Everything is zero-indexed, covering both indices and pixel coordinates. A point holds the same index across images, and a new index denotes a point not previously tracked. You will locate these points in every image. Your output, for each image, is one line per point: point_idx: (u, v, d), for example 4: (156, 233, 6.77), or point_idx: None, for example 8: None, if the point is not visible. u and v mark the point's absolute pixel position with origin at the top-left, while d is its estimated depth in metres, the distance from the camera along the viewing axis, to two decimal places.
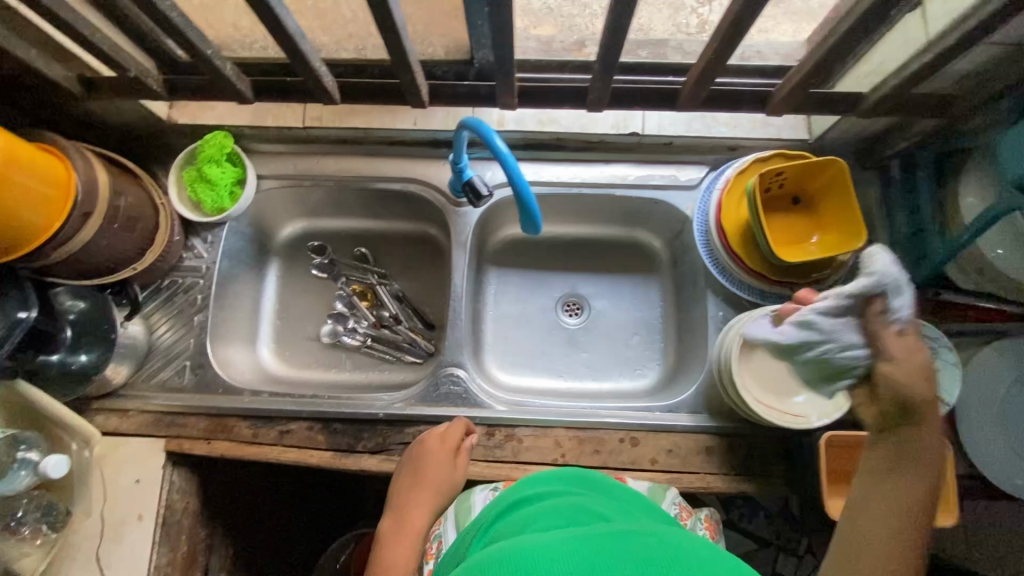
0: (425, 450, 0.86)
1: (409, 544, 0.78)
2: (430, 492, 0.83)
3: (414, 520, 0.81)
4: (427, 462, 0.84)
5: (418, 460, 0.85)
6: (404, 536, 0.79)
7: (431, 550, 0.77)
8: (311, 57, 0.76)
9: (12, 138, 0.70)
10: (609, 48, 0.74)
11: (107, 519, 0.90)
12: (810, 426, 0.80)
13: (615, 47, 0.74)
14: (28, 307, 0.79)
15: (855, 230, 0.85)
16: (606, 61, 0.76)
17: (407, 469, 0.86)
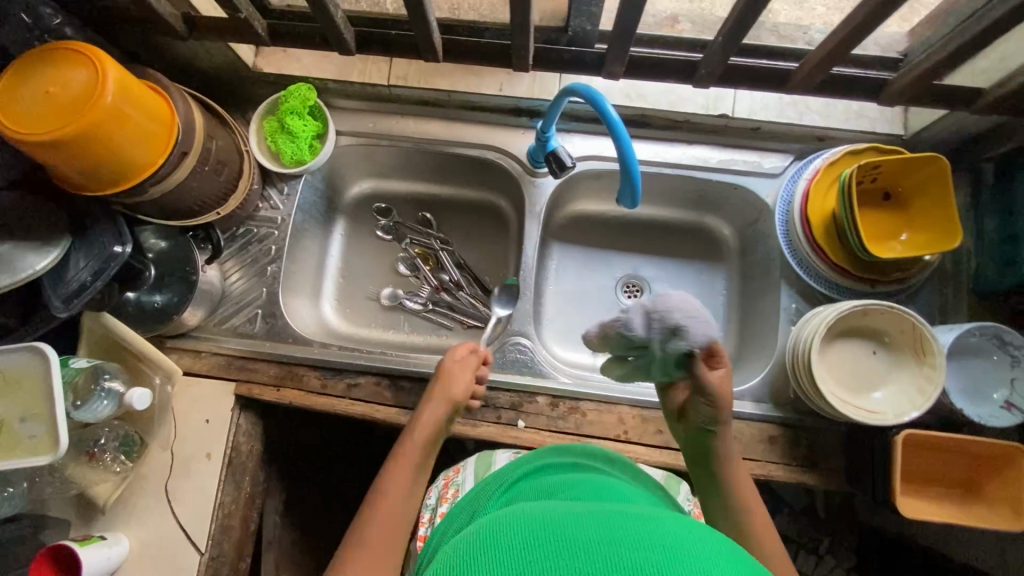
0: (447, 371, 0.85)
1: (416, 446, 0.77)
2: (443, 400, 0.82)
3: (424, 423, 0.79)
4: (458, 381, 0.84)
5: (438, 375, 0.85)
6: (411, 440, 0.78)
7: (447, 494, 0.85)
8: (428, 11, 0.74)
9: (124, 70, 0.70)
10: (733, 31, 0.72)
11: (176, 455, 0.92)
12: (886, 423, 0.80)
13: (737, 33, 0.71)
14: (122, 240, 0.80)
15: (951, 231, 0.83)
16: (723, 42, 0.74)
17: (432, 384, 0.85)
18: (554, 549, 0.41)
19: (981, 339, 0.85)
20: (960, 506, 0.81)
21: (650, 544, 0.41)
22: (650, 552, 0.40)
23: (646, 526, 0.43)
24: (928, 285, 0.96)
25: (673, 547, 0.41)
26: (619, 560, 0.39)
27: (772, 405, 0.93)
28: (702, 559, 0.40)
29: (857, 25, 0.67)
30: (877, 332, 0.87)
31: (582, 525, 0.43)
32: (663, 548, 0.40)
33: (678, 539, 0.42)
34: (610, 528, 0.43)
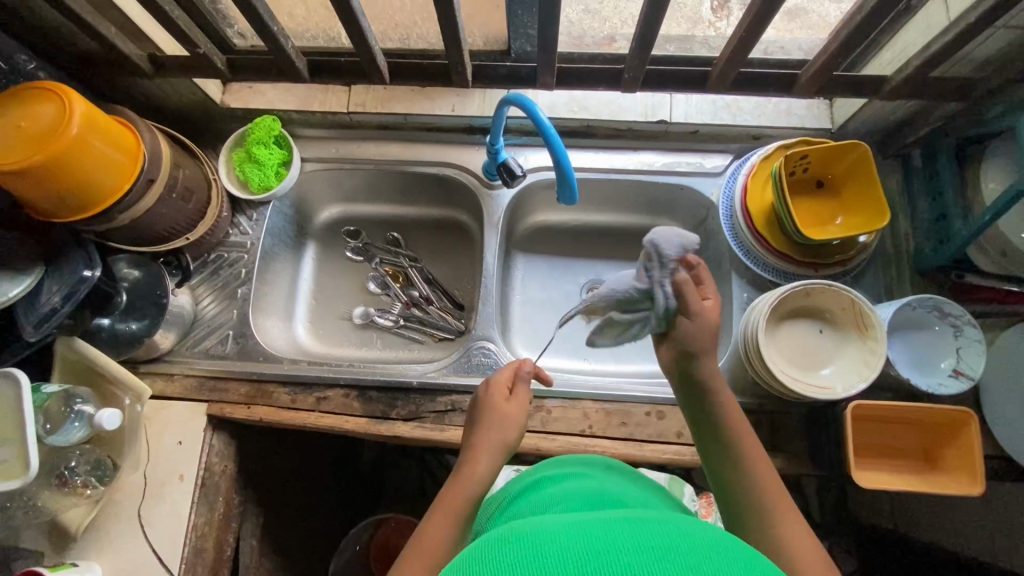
0: (494, 399, 0.74)
1: (465, 492, 0.65)
2: (491, 439, 0.70)
3: (474, 466, 0.68)
4: (511, 415, 0.73)
5: (488, 408, 0.73)
6: (460, 488, 0.66)
7: None
8: (370, 38, 0.81)
9: (92, 106, 0.75)
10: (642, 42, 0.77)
11: (148, 479, 0.93)
12: (837, 397, 0.82)
13: (647, 43, 0.77)
14: (92, 265, 0.84)
15: (879, 210, 0.88)
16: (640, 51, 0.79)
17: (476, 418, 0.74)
18: (561, 557, 0.41)
19: (922, 312, 0.88)
20: (917, 474, 0.81)
21: (649, 545, 0.43)
22: (653, 554, 0.41)
23: (646, 528, 0.45)
24: (871, 268, 1.00)
25: (674, 546, 0.42)
26: (622, 564, 0.40)
27: (734, 392, 0.95)
28: (701, 556, 0.42)
29: (750, 27, 0.72)
30: (820, 312, 0.90)
31: (580, 532, 0.44)
32: (664, 550, 0.42)
33: (675, 537, 0.44)
34: (610, 533, 0.44)
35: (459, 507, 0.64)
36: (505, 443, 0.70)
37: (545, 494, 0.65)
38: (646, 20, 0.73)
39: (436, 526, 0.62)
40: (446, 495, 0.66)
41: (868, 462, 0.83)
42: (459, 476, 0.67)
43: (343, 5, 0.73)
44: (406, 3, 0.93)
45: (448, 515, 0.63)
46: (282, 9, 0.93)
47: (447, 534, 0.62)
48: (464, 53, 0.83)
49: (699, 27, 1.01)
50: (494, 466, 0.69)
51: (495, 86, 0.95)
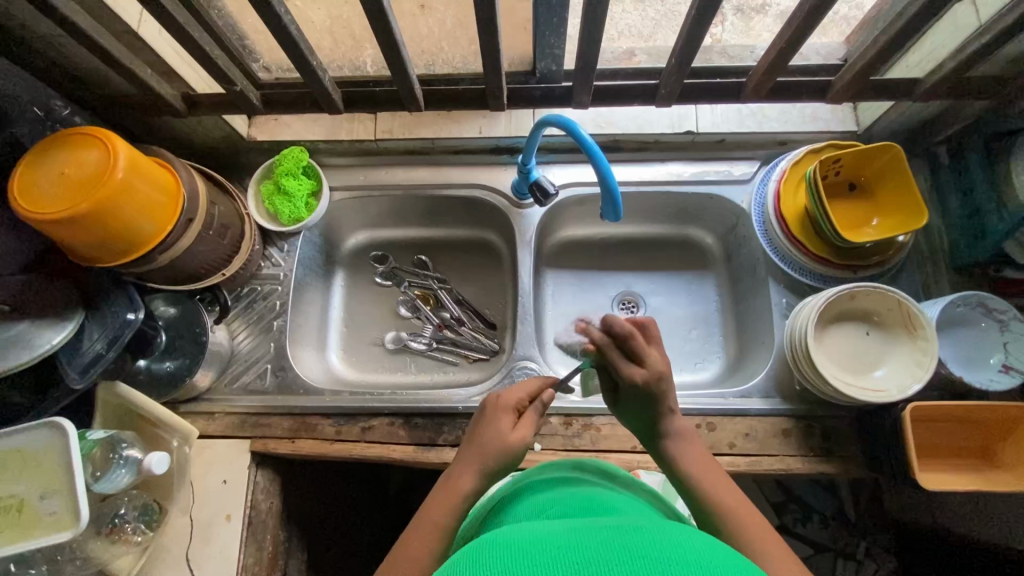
0: (492, 413, 0.71)
1: (448, 505, 0.64)
2: (478, 452, 0.67)
3: (461, 479, 0.66)
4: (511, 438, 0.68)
5: (484, 421, 0.70)
6: (443, 498, 0.64)
7: None
8: (409, 67, 0.81)
9: (134, 149, 0.75)
10: (682, 57, 0.78)
11: (197, 520, 0.92)
12: (892, 400, 0.82)
13: (688, 58, 0.77)
14: (136, 308, 0.84)
15: (916, 210, 0.89)
16: (678, 67, 0.80)
17: (471, 433, 0.70)
18: (529, 561, 0.42)
19: (967, 309, 0.88)
20: (979, 472, 0.81)
21: (619, 550, 0.42)
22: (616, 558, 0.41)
23: (621, 534, 0.45)
24: (907, 267, 1.01)
25: (645, 553, 0.42)
26: (587, 568, 0.40)
27: (781, 399, 0.95)
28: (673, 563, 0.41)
29: (789, 40, 0.73)
30: (866, 314, 0.90)
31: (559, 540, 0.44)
32: (633, 557, 0.41)
33: (650, 544, 0.43)
34: (586, 538, 0.44)
35: (438, 521, 0.63)
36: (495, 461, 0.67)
37: (538, 499, 0.64)
38: (688, 35, 0.74)
39: (419, 537, 0.61)
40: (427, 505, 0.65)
41: (930, 464, 0.82)
42: (443, 485, 0.66)
43: (387, 36, 0.74)
44: (434, 29, 0.93)
45: (429, 531, 0.62)
46: (310, 41, 0.93)
47: (431, 552, 0.60)
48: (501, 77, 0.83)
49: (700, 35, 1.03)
50: (481, 482, 0.66)
51: (528, 106, 0.96)
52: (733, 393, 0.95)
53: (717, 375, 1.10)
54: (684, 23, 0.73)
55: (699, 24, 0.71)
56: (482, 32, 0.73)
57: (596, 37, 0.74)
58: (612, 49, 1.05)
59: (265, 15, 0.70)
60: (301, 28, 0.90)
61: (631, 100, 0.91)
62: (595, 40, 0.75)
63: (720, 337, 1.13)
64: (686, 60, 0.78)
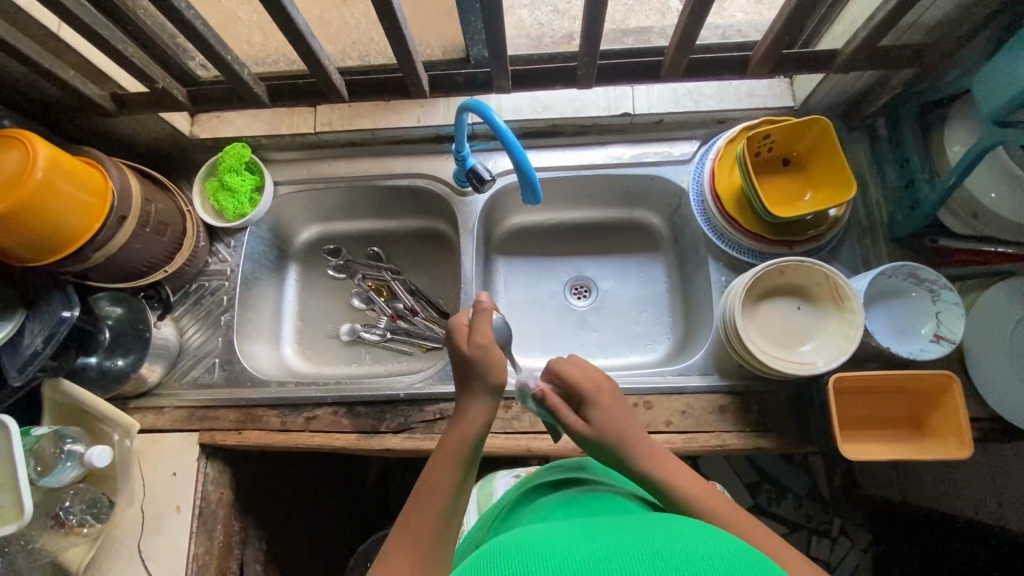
0: (471, 328, 0.69)
1: (464, 438, 0.65)
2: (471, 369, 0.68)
3: (473, 409, 0.67)
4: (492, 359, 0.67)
5: (462, 338, 0.69)
6: (458, 433, 0.66)
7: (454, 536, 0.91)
8: (324, 58, 0.82)
9: (57, 150, 0.77)
10: (590, 36, 0.77)
11: (146, 511, 0.94)
12: (817, 371, 0.82)
13: (595, 36, 0.77)
14: (71, 306, 0.85)
15: (846, 182, 0.89)
16: (589, 49, 0.80)
17: (461, 390, 0.69)
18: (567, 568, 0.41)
19: (899, 280, 0.88)
20: (906, 442, 0.82)
21: (661, 556, 0.43)
22: (639, 557, 0.43)
23: (635, 536, 0.46)
24: (846, 240, 1.01)
25: (661, 551, 0.43)
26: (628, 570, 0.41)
27: (719, 375, 0.95)
28: (693, 562, 0.42)
29: (692, 14, 0.73)
30: (796, 288, 0.91)
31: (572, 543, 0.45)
32: (651, 557, 0.43)
33: (663, 543, 0.45)
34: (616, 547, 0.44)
35: (448, 478, 0.63)
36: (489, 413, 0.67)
37: (534, 506, 0.66)
38: (589, 16, 0.74)
39: (434, 481, 0.63)
40: (433, 469, 0.64)
41: (859, 436, 0.83)
42: (447, 444, 0.66)
43: (292, 30, 0.74)
44: (359, 20, 0.93)
45: (447, 467, 0.63)
46: (239, 37, 0.94)
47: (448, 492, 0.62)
48: (417, 63, 0.84)
49: (667, 17, 1.02)
50: (489, 400, 0.68)
51: (454, 93, 0.96)
52: (673, 372, 0.96)
53: (666, 356, 1.11)
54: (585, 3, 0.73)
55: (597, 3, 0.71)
56: (384, 19, 0.73)
57: (499, 18, 0.74)
58: (549, 33, 1.05)
59: (167, 11, 0.71)
60: (224, 24, 0.91)
61: (556, 84, 0.91)
62: (498, 23, 0.75)
63: (668, 318, 1.14)
64: (595, 40, 0.78)
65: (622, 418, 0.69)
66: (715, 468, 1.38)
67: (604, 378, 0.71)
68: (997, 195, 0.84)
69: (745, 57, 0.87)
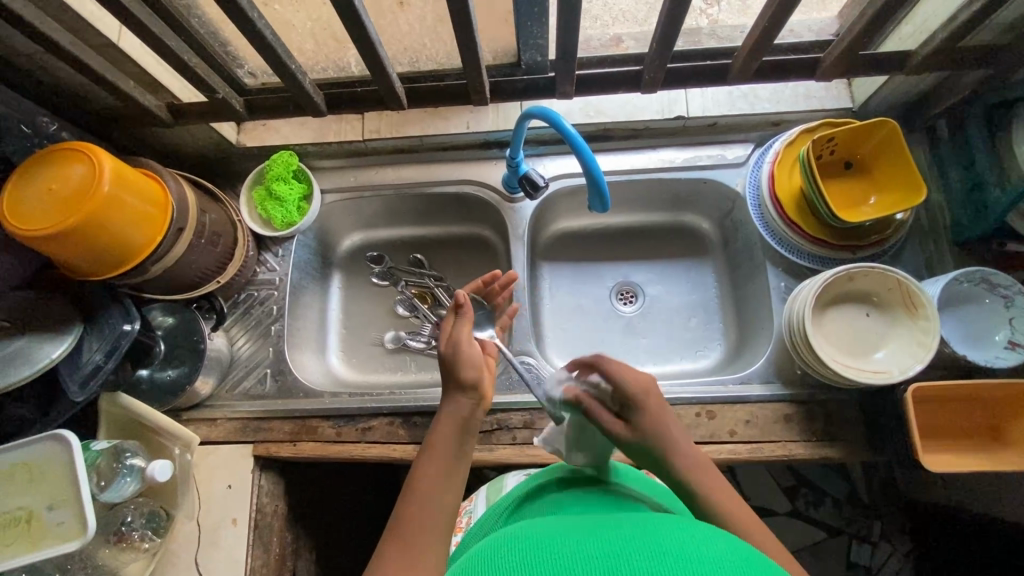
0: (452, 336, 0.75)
1: (454, 430, 0.69)
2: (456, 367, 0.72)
3: (459, 403, 0.71)
4: (467, 353, 0.72)
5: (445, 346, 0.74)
6: (447, 425, 0.69)
7: (462, 524, 0.89)
8: (389, 68, 0.81)
9: (119, 161, 0.76)
10: (663, 40, 0.76)
11: (203, 525, 0.93)
12: (893, 380, 0.80)
13: (669, 39, 0.75)
14: (131, 319, 0.85)
15: (914, 185, 0.87)
16: (661, 53, 0.78)
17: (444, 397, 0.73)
18: (573, 564, 0.41)
19: (969, 286, 0.86)
20: (984, 451, 0.80)
21: (668, 552, 0.41)
22: (647, 556, 0.41)
23: (646, 533, 0.44)
24: (908, 244, 0.98)
25: (677, 552, 0.41)
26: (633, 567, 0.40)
27: (781, 384, 0.93)
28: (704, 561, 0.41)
29: (772, 16, 0.71)
30: (866, 295, 0.89)
31: (578, 541, 0.44)
32: (659, 556, 0.41)
33: (680, 543, 0.42)
34: (621, 543, 0.43)
35: (436, 477, 0.64)
36: (470, 415, 0.71)
37: (547, 500, 0.64)
38: (667, 19, 0.72)
39: (429, 469, 0.65)
40: (419, 468, 0.66)
41: (940, 446, 0.80)
42: (433, 447, 0.67)
43: (363, 37, 0.73)
44: (414, 26, 0.92)
45: (443, 457, 0.66)
46: (293, 45, 0.93)
47: (442, 474, 0.64)
48: (481, 70, 0.82)
49: (693, 17, 1.00)
50: (472, 400, 0.71)
51: (511, 99, 0.95)
52: (734, 380, 0.94)
53: (718, 363, 1.09)
54: (663, 6, 0.71)
55: (679, 5, 0.69)
56: (457, 26, 0.72)
57: (574, 23, 0.73)
58: (599, 35, 1.03)
59: (240, 21, 0.70)
60: (280, 31, 0.90)
61: (617, 88, 0.90)
62: (572, 29, 0.74)
63: (719, 324, 1.12)
64: (667, 44, 0.76)
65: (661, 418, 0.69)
66: (758, 474, 1.36)
67: (651, 382, 0.70)
68: None
69: (814, 58, 0.85)
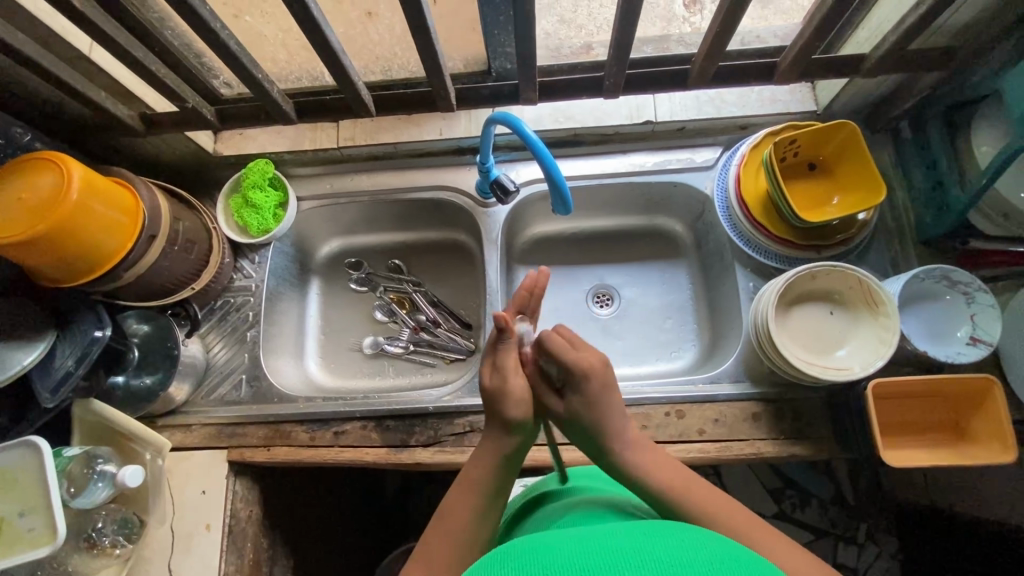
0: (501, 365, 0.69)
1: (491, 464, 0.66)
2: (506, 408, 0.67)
3: (504, 440, 0.67)
4: (514, 389, 0.68)
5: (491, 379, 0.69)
6: (483, 457, 0.67)
7: None
8: (354, 76, 0.83)
9: (90, 171, 0.77)
10: (620, 45, 0.77)
11: (177, 530, 0.93)
12: (855, 377, 0.81)
13: (626, 45, 0.77)
14: (102, 325, 0.85)
15: (875, 185, 0.88)
16: (619, 58, 0.80)
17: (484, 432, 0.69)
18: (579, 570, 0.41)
19: (931, 283, 0.88)
20: (947, 448, 0.80)
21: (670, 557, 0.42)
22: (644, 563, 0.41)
23: (644, 538, 0.44)
24: (874, 244, 1.00)
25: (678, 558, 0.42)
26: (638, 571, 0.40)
27: (751, 382, 0.94)
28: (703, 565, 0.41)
29: (723, 22, 0.73)
30: (828, 294, 0.90)
31: (580, 547, 0.44)
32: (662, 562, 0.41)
33: (678, 548, 0.43)
34: (624, 549, 0.43)
35: (464, 510, 0.63)
36: (512, 452, 0.67)
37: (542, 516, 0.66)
38: (621, 26, 0.74)
39: (456, 503, 0.64)
40: (451, 497, 0.65)
41: (898, 441, 0.81)
42: (466, 478, 0.66)
43: (325, 47, 0.75)
44: (385, 36, 0.94)
45: (474, 485, 0.65)
46: (265, 55, 0.94)
47: (470, 508, 0.63)
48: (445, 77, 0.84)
49: (674, 24, 1.03)
50: (518, 437, 0.67)
51: (478, 106, 0.97)
52: (704, 379, 0.95)
53: (692, 363, 1.10)
54: (617, 12, 0.73)
55: (631, 11, 0.71)
56: (416, 35, 0.74)
57: (530, 30, 0.74)
58: (569, 43, 1.04)
59: (203, 32, 0.72)
60: (252, 42, 0.92)
61: (582, 93, 0.92)
62: (529, 37, 0.76)
63: (693, 325, 1.13)
64: (624, 49, 0.78)
65: (590, 392, 0.68)
66: (741, 476, 1.36)
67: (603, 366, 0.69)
68: None
69: (772, 62, 0.87)
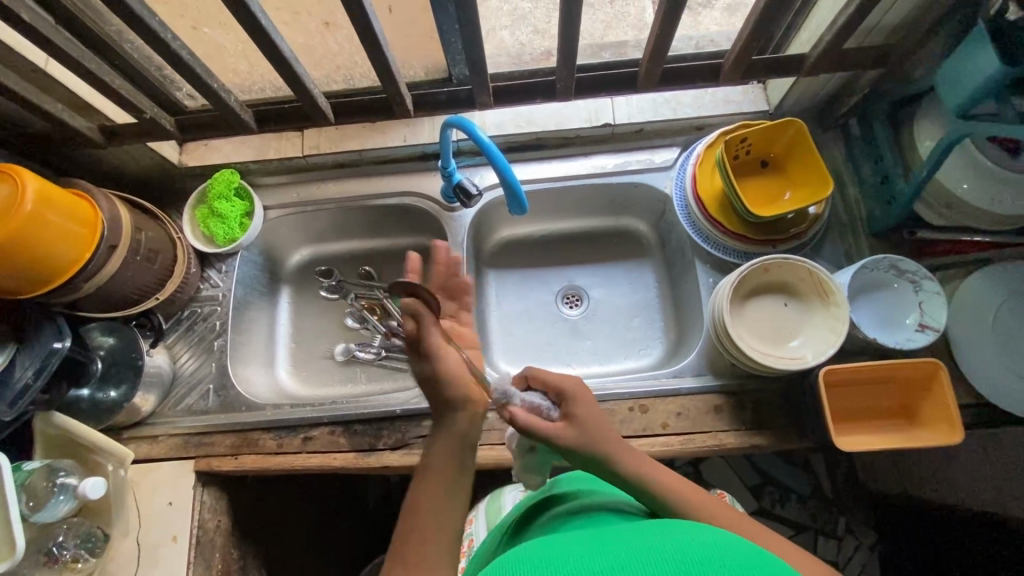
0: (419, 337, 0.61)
1: (454, 446, 0.59)
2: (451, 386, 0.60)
3: (464, 416, 0.61)
4: (448, 363, 0.61)
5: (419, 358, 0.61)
6: (445, 438, 0.60)
7: (464, 548, 0.92)
8: (309, 85, 0.84)
9: (47, 183, 0.78)
10: (567, 50, 0.80)
11: (143, 543, 0.92)
12: (807, 364, 0.84)
13: (572, 49, 0.80)
14: (62, 337, 0.85)
15: (822, 180, 0.91)
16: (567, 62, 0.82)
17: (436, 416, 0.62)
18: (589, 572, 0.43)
19: (881, 272, 0.90)
20: (902, 431, 0.83)
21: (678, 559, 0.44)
22: (650, 570, 0.43)
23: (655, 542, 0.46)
24: (828, 237, 1.03)
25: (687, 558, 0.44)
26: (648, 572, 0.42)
27: (713, 375, 0.96)
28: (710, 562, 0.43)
29: (662, 25, 0.76)
30: (784, 286, 0.92)
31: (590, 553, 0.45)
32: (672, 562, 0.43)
33: (686, 548, 0.45)
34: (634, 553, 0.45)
35: (435, 503, 0.56)
36: (470, 428, 0.61)
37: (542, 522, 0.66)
38: (565, 31, 0.76)
39: (428, 495, 0.56)
40: (416, 491, 0.58)
41: (856, 427, 0.84)
42: (433, 466, 0.58)
43: (278, 56, 0.77)
44: (344, 45, 0.96)
45: (440, 474, 0.58)
46: (226, 67, 0.96)
47: (444, 500, 0.56)
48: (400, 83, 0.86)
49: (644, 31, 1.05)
50: (473, 412, 0.61)
51: (436, 111, 0.98)
52: (667, 374, 0.97)
53: (660, 360, 1.12)
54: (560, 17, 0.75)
55: (572, 17, 0.73)
56: (367, 43, 0.76)
57: (477, 37, 0.77)
58: (530, 49, 1.07)
59: (155, 44, 0.73)
60: (212, 53, 0.93)
61: (536, 97, 0.94)
62: (477, 43, 0.78)
63: (660, 322, 1.15)
64: (571, 54, 0.81)
65: (576, 396, 0.70)
66: (718, 473, 1.37)
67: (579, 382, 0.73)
68: (968, 187, 0.86)
69: (717, 64, 0.90)
